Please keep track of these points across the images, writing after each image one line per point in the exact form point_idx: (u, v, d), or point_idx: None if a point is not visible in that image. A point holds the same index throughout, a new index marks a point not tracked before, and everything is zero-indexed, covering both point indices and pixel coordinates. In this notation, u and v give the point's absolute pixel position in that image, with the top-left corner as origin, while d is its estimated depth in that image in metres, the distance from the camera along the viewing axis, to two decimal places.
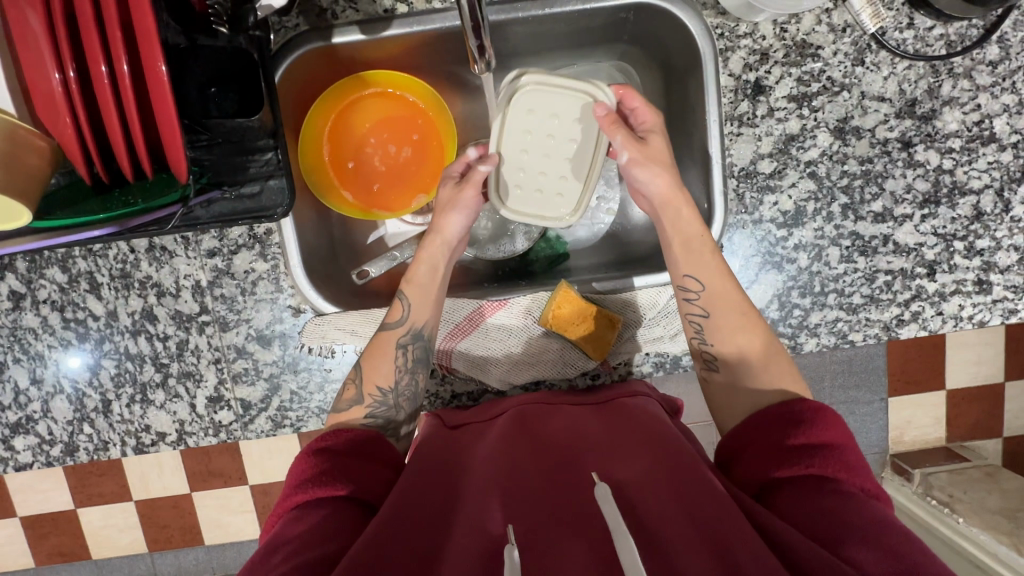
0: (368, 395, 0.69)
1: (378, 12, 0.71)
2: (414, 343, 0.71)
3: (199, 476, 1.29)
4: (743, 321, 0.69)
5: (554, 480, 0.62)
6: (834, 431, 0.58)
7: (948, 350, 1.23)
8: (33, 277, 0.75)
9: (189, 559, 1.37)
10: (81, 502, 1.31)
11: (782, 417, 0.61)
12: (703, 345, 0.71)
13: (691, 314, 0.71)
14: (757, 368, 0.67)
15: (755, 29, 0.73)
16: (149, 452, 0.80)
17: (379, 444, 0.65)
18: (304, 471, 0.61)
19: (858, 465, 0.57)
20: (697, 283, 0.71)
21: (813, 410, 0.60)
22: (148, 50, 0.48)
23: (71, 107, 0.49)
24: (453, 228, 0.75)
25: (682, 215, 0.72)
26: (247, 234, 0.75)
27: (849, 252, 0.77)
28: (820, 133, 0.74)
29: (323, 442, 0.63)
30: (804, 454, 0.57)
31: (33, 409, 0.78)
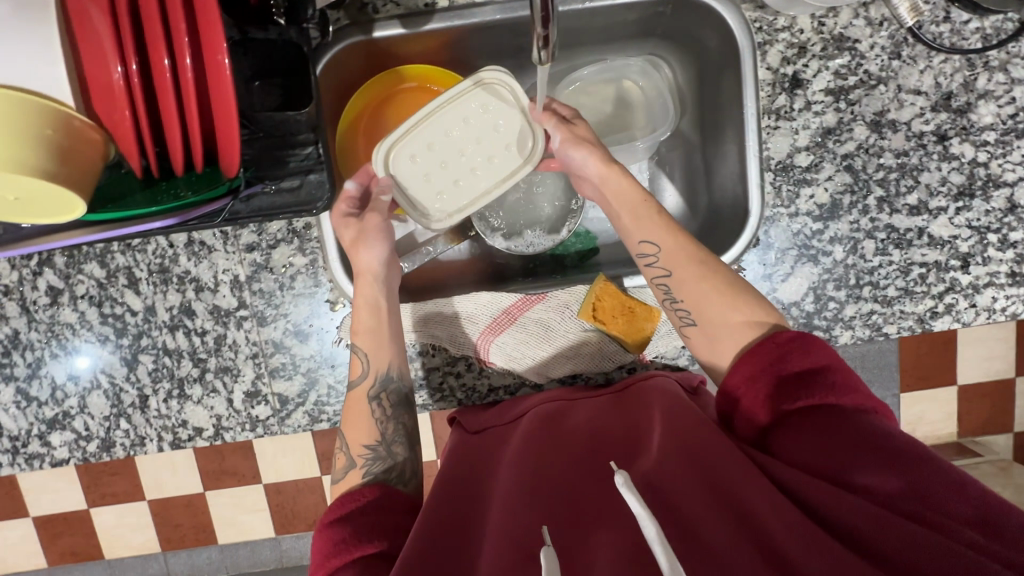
0: (359, 457, 0.67)
1: (419, 7, 0.71)
2: (386, 390, 0.71)
3: (216, 474, 1.29)
4: (701, 269, 0.67)
5: (575, 472, 0.63)
6: (818, 355, 0.59)
7: (962, 344, 1.23)
8: (71, 272, 0.75)
9: (206, 557, 1.37)
10: (99, 500, 1.30)
11: (764, 355, 0.60)
12: (674, 303, 0.69)
13: (655, 278, 0.70)
14: (721, 307, 0.65)
15: (793, 23, 0.73)
16: (185, 448, 0.80)
17: (388, 497, 0.63)
18: (326, 542, 0.58)
19: (848, 380, 0.57)
20: (653, 245, 0.69)
21: (793, 340, 0.60)
22: (210, 44, 0.48)
23: (131, 100, 0.50)
24: (378, 257, 0.72)
25: (636, 206, 0.71)
26: (287, 229, 0.75)
27: (884, 245, 0.77)
28: (856, 126, 0.75)
29: (331, 515, 0.61)
30: (796, 389, 0.57)
31: (70, 405, 0.78)
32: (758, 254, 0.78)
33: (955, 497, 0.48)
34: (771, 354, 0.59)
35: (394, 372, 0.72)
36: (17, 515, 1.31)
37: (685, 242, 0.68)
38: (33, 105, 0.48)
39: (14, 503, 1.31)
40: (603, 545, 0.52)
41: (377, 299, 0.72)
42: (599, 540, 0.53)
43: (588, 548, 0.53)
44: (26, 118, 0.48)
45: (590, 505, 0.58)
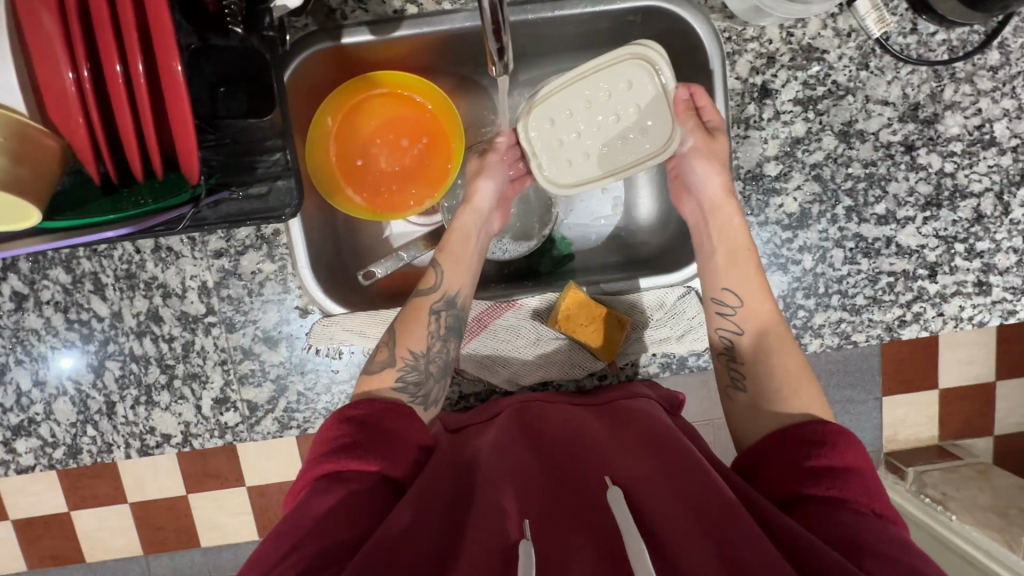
0: (400, 357, 0.68)
1: (388, 15, 0.72)
2: (447, 309, 0.72)
3: (194, 478, 1.28)
4: (778, 340, 0.70)
5: (561, 482, 0.62)
6: (852, 454, 0.59)
7: (938, 350, 1.24)
8: (36, 278, 0.74)
9: (185, 561, 1.36)
10: (75, 505, 1.29)
11: (804, 436, 0.61)
12: (733, 362, 0.71)
13: (724, 330, 0.72)
14: (784, 383, 0.67)
15: (762, 33, 0.73)
16: (154, 454, 0.79)
17: (405, 415, 0.64)
18: (333, 438, 0.60)
19: (878, 491, 0.57)
20: (735, 297, 0.72)
21: (836, 433, 0.60)
22: (163, 50, 0.48)
23: (84, 106, 0.49)
24: (485, 197, 0.77)
25: (727, 231, 0.73)
26: (255, 235, 0.75)
27: (853, 254, 0.78)
28: (825, 136, 0.75)
29: (350, 410, 0.62)
30: (823, 475, 0.58)
31: (36, 411, 0.77)
32: None
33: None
34: (811, 436, 0.60)
35: (462, 296, 0.73)
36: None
37: (770, 308, 0.71)
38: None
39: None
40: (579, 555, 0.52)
41: (469, 230, 0.76)
42: (575, 550, 0.53)
43: (563, 553, 0.52)
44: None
45: (571, 515, 0.57)
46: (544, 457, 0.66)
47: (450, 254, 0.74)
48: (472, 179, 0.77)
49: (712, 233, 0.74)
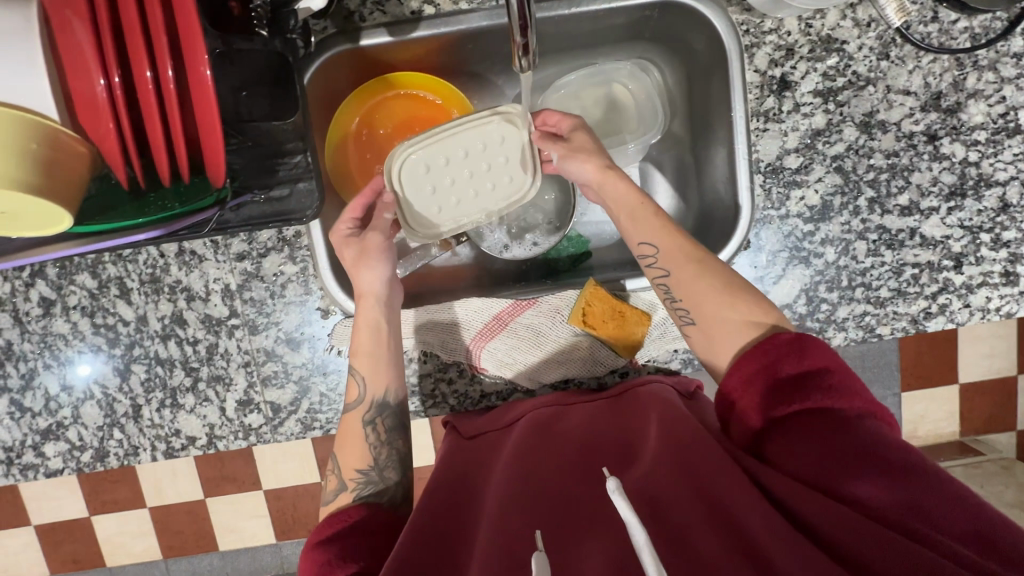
0: (350, 479, 0.69)
1: (405, 15, 0.72)
2: (380, 416, 0.71)
3: (214, 482, 1.30)
4: (699, 265, 0.66)
5: (569, 476, 0.63)
6: (820, 356, 0.58)
7: (960, 344, 1.23)
8: (63, 283, 0.75)
9: (204, 565, 1.37)
10: (97, 509, 1.31)
11: (764, 352, 0.60)
12: (674, 302, 0.68)
13: (655, 279, 0.69)
14: (720, 302, 0.65)
15: (780, 25, 0.73)
16: (179, 456, 0.80)
17: (374, 517, 0.65)
18: (311, 566, 0.59)
19: (843, 386, 0.57)
20: (651, 246, 0.68)
21: (788, 341, 0.59)
22: (192, 54, 0.48)
23: (114, 113, 0.50)
24: (378, 280, 0.71)
25: (641, 214, 0.69)
26: (277, 237, 0.75)
27: (876, 246, 0.77)
28: (846, 127, 0.75)
29: (319, 534, 0.62)
30: (794, 391, 0.57)
31: (64, 415, 0.78)
32: (749, 256, 0.78)
33: (955, 512, 0.48)
34: (772, 351, 0.59)
35: (391, 397, 0.72)
36: (17, 524, 1.32)
37: (690, 252, 0.67)
38: (23, 118, 0.49)
39: (15, 512, 1.31)
40: (591, 550, 0.53)
41: (378, 321, 0.72)
42: (588, 546, 0.54)
43: (575, 550, 0.54)
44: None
45: (581, 509, 0.59)
46: (549, 456, 0.66)
47: (360, 348, 0.71)
48: (357, 264, 0.71)
49: (608, 198, 0.71)
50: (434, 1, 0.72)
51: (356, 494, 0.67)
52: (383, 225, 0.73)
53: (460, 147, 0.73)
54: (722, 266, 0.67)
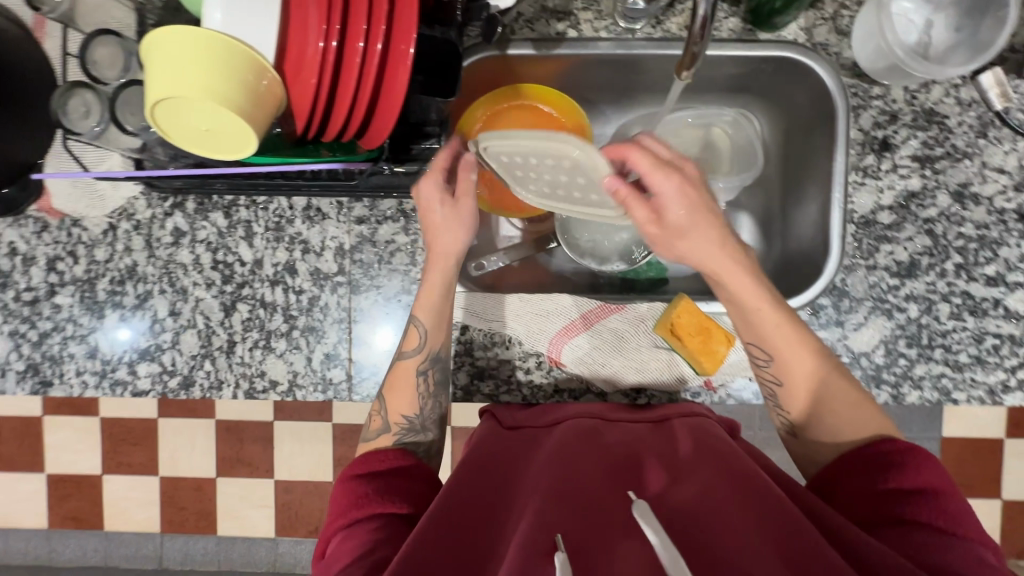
0: (394, 424, 0.73)
1: (551, 35, 0.81)
2: (433, 368, 0.75)
3: (227, 462, 1.31)
4: (815, 380, 0.68)
5: (610, 486, 0.61)
6: (927, 473, 0.59)
7: (1006, 456, 1.19)
8: (197, 218, 0.82)
9: (197, 548, 1.35)
10: (109, 469, 1.32)
11: (873, 462, 0.62)
12: (779, 409, 0.72)
13: (764, 379, 0.72)
14: (836, 420, 0.67)
15: (887, 92, 0.79)
16: (257, 399, 0.83)
17: (404, 461, 0.68)
18: (350, 494, 0.63)
19: (957, 510, 0.56)
20: (765, 352, 0.70)
21: (902, 451, 0.62)
22: (401, 34, 0.58)
23: (319, 71, 0.58)
24: (460, 243, 0.75)
25: (750, 294, 0.69)
26: (396, 208, 0.82)
27: (959, 310, 0.79)
28: (940, 194, 0.79)
29: (354, 469, 0.67)
30: (898, 498, 0.59)
31: (164, 339, 0.83)
32: (833, 299, 0.80)
33: None
34: (880, 461, 0.62)
35: (444, 352, 0.76)
36: (32, 470, 1.33)
37: (812, 362, 0.69)
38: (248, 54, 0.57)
39: (34, 456, 1.33)
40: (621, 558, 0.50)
41: (442, 281, 0.74)
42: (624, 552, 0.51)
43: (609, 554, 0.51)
44: (217, 51, 0.55)
45: (618, 517, 0.56)
46: (589, 463, 0.64)
47: (426, 302, 0.74)
48: (446, 225, 0.73)
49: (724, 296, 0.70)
50: (577, 27, 0.81)
51: (396, 439, 0.72)
52: (468, 183, 0.73)
53: (546, 159, 0.61)
54: (843, 377, 0.69)
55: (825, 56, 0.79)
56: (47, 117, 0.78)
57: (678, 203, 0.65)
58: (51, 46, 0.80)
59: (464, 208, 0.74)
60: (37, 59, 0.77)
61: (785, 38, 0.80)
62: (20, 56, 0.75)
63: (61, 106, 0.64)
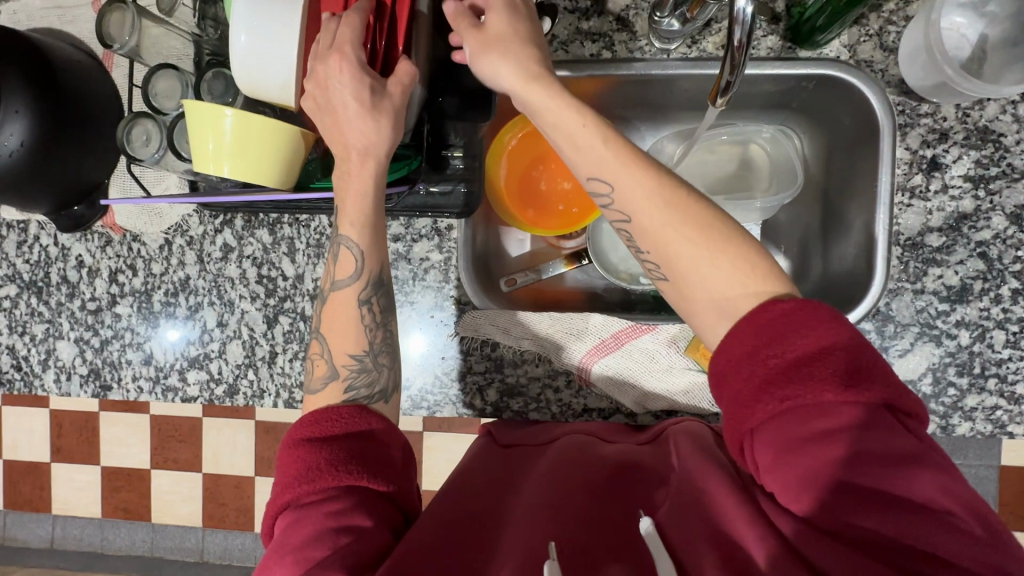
0: (342, 368, 0.65)
1: (585, 56, 0.82)
2: (376, 295, 0.68)
3: (266, 462, 1.37)
4: (661, 203, 0.56)
5: (597, 506, 0.61)
6: (818, 337, 0.48)
7: None
8: (245, 235, 0.87)
9: (237, 543, 1.41)
10: (157, 463, 1.38)
11: (759, 329, 0.50)
12: (639, 252, 0.59)
13: (616, 223, 0.59)
14: (693, 256, 0.55)
15: (936, 110, 0.76)
16: (296, 408, 0.87)
17: (362, 420, 0.61)
18: (295, 464, 0.57)
19: (851, 368, 0.47)
20: (604, 184, 0.58)
21: (787, 313, 0.50)
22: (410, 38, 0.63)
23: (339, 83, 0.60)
24: (381, 140, 0.63)
25: (576, 131, 0.58)
26: (431, 227, 0.84)
27: (1015, 338, 0.75)
28: (995, 215, 0.75)
29: (304, 431, 0.60)
30: (789, 382, 0.47)
31: (212, 348, 0.88)
32: (877, 324, 0.77)
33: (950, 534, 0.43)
34: (765, 329, 0.50)
35: (386, 276, 0.69)
36: (87, 463, 1.40)
37: (649, 181, 0.56)
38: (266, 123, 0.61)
39: (90, 450, 1.39)
40: None
41: (367, 182, 0.65)
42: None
43: None
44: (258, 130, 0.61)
45: (607, 547, 0.56)
46: (580, 479, 0.64)
47: (353, 214, 0.65)
48: (351, 115, 0.61)
49: (559, 136, 0.60)
50: (612, 48, 0.82)
51: (346, 386, 0.65)
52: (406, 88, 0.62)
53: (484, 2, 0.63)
54: (690, 198, 0.56)
55: (869, 73, 0.77)
56: (111, 141, 0.84)
57: (497, 18, 0.62)
58: (118, 76, 0.87)
59: (391, 103, 0.62)
60: (107, 89, 0.83)
61: (826, 55, 0.78)
62: (92, 87, 0.81)
63: (127, 133, 0.73)
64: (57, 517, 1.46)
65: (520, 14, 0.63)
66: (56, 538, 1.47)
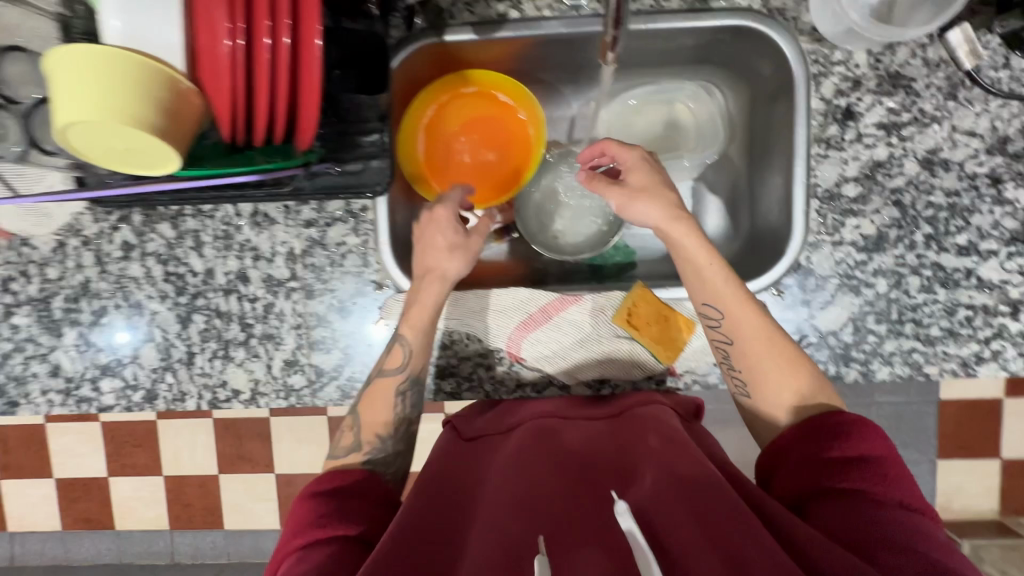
0: (366, 443, 0.71)
1: (491, 17, 0.77)
2: (409, 390, 0.74)
3: (229, 459, 1.31)
4: (765, 334, 0.68)
5: (566, 494, 0.60)
6: (871, 445, 0.59)
7: (1004, 415, 1.15)
8: (145, 230, 0.81)
9: (207, 542, 1.36)
10: (114, 471, 1.33)
11: (821, 430, 0.61)
12: (732, 369, 0.70)
13: (716, 340, 0.71)
14: (780, 377, 0.67)
15: (849, 57, 0.75)
16: (222, 408, 0.84)
17: (374, 481, 0.67)
18: (305, 514, 0.60)
19: (888, 474, 0.57)
20: (716, 311, 0.69)
21: (850, 422, 0.61)
22: (307, 27, 0.54)
23: (233, 70, 0.55)
24: (455, 270, 0.75)
25: (694, 252, 0.69)
26: (344, 209, 0.80)
27: (930, 282, 0.77)
28: (907, 162, 0.75)
29: (321, 486, 0.64)
30: (841, 468, 0.58)
31: (123, 353, 0.83)
32: (799, 279, 0.78)
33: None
34: (827, 429, 0.61)
35: (424, 375, 0.75)
36: (35, 478, 1.35)
37: (759, 321, 0.68)
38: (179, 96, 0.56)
39: (38, 463, 1.34)
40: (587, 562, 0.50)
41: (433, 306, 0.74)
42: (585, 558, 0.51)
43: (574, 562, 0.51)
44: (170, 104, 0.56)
45: (581, 529, 0.55)
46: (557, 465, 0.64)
47: (415, 321, 0.73)
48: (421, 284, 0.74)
49: (690, 272, 0.70)
50: (519, 6, 0.77)
51: (364, 459, 0.70)
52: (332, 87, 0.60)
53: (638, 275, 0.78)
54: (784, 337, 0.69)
55: (781, 22, 0.75)
56: None
57: (637, 174, 0.72)
58: None
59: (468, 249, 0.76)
60: None
61: (739, 5, 0.76)
62: None
63: None
64: (13, 535, 1.40)
65: (643, 159, 0.73)
66: (15, 556, 1.42)
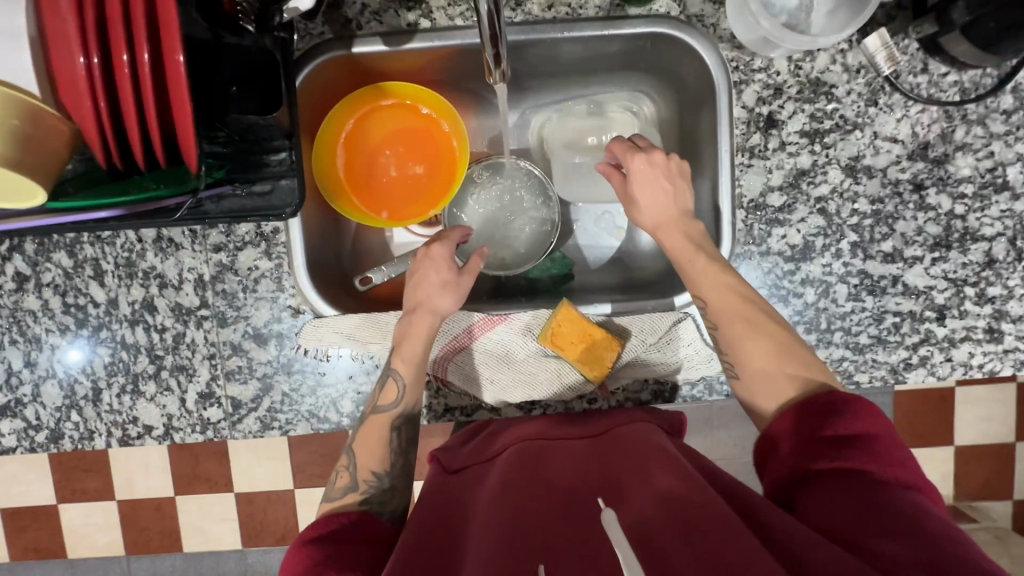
0: (363, 482, 0.66)
1: (401, 27, 0.74)
2: (405, 425, 0.70)
3: (185, 478, 1.16)
4: (747, 309, 0.67)
5: (557, 528, 0.53)
6: (867, 422, 0.55)
7: (956, 403, 1.14)
8: (39, 260, 0.75)
9: (166, 565, 1.22)
10: (64, 498, 1.16)
11: (810, 410, 0.58)
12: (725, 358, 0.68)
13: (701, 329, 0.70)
14: (775, 355, 0.64)
15: (770, 65, 0.73)
16: (134, 445, 0.79)
17: (370, 525, 0.62)
18: (300, 564, 0.55)
19: (894, 457, 0.54)
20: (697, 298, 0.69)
21: (845, 400, 0.57)
22: (168, 42, 0.50)
23: (90, 91, 0.50)
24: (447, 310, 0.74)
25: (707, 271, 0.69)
26: (255, 232, 0.76)
27: (857, 290, 0.76)
28: (831, 169, 0.74)
29: (311, 533, 0.59)
30: (838, 446, 0.54)
31: (24, 392, 0.77)
32: None
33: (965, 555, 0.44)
34: (816, 409, 0.57)
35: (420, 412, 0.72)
36: None
37: (733, 294, 0.68)
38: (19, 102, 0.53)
39: None
40: None
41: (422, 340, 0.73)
42: None
43: None
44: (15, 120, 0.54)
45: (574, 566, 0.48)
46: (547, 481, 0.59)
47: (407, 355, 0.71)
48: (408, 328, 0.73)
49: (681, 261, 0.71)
50: (430, 15, 0.74)
51: (362, 498, 0.65)
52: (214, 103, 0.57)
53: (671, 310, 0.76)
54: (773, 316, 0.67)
55: (700, 29, 0.74)
56: None
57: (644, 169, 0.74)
58: None
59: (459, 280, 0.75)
60: None
61: (656, 12, 0.74)
62: None
63: None
64: None
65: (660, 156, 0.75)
66: None
